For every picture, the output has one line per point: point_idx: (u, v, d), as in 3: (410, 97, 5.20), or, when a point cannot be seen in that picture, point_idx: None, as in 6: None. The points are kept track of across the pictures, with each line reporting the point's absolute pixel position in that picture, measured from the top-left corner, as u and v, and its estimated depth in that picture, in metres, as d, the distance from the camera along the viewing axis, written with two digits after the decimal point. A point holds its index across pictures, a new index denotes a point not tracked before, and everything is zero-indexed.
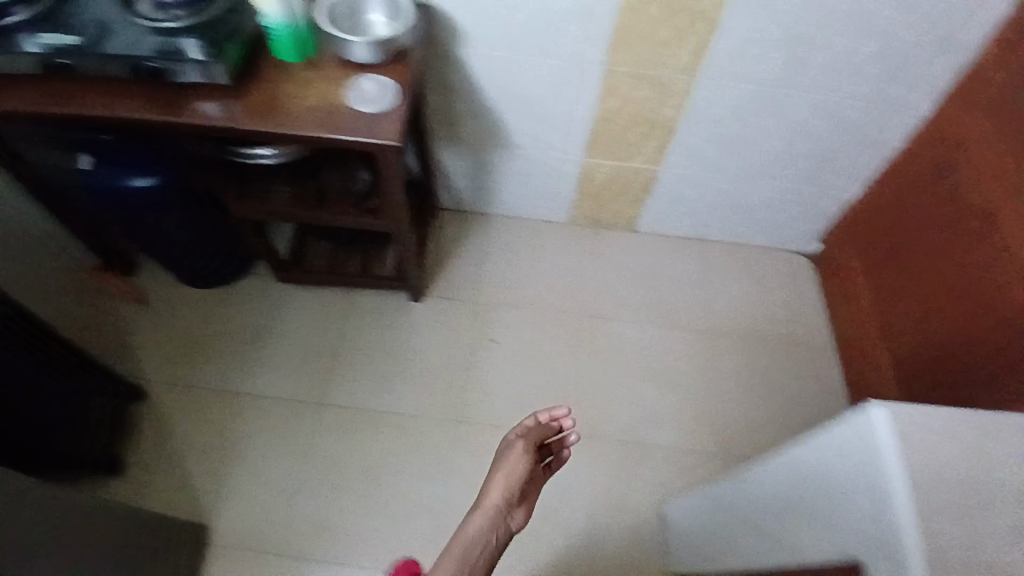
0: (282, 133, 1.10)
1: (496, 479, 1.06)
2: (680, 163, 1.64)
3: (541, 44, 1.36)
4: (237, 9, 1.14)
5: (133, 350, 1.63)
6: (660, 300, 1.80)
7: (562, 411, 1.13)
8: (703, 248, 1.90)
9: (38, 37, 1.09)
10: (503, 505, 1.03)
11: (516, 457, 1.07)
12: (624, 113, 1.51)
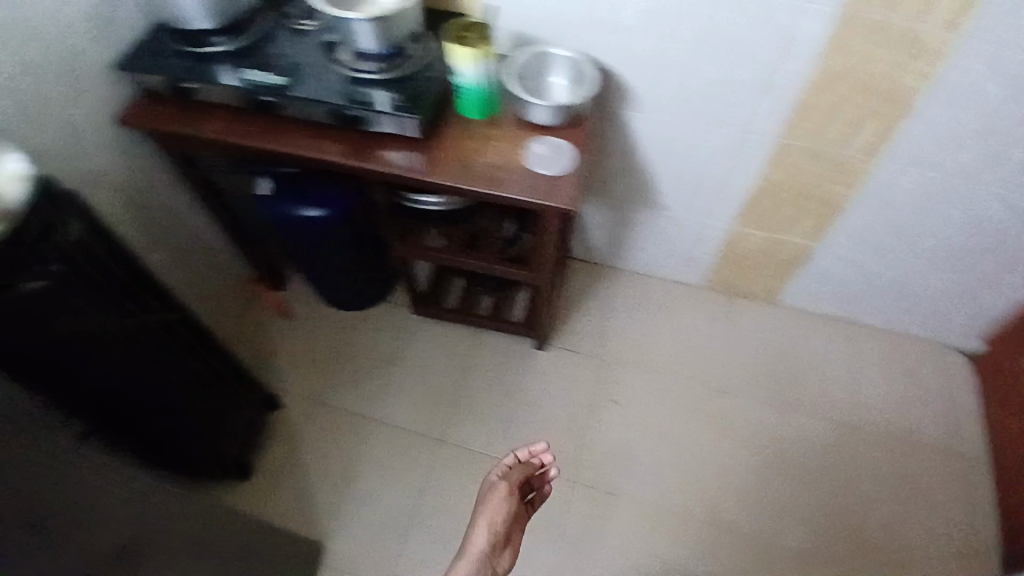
0: (463, 189, 1.13)
1: (480, 524, 1.16)
2: (838, 242, 1.55)
3: (715, 113, 1.33)
4: (427, 65, 1.20)
5: (273, 360, 1.71)
6: (795, 381, 1.70)
7: (538, 446, 1.24)
8: (846, 329, 1.77)
9: (248, 78, 1.16)
10: (493, 542, 1.15)
11: (498, 499, 1.18)
12: (789, 187, 1.44)
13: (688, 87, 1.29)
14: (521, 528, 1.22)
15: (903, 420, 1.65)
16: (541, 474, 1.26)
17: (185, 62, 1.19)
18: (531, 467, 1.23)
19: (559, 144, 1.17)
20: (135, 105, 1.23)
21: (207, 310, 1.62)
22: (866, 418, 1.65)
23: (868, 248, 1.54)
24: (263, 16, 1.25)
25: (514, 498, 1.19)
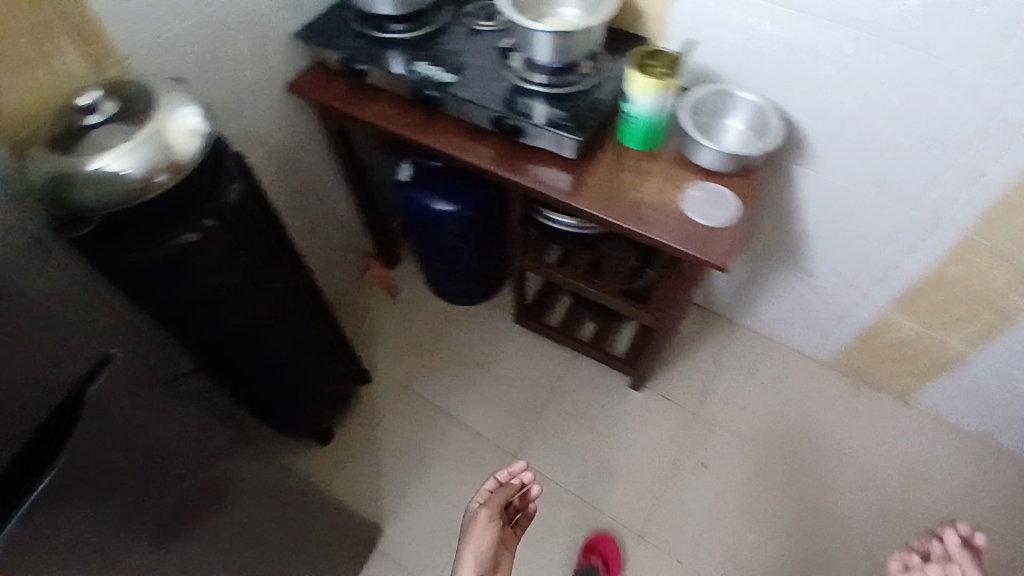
0: (608, 221, 1.08)
1: (465, 554, 1.09)
2: (1005, 358, 1.35)
3: (897, 188, 1.20)
4: (595, 87, 1.17)
5: (371, 335, 1.73)
6: (914, 496, 1.50)
7: (520, 467, 1.18)
8: (984, 454, 1.55)
9: (420, 69, 1.18)
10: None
11: (481, 526, 1.12)
12: (963, 285, 1.28)
13: (877, 153, 1.17)
14: (510, 555, 1.15)
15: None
16: (524, 495, 1.20)
17: (365, 44, 1.23)
18: (513, 489, 1.17)
19: (719, 191, 1.10)
20: (310, 73, 1.27)
21: (320, 275, 1.66)
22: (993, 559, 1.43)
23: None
24: (445, 14, 1.27)
25: (496, 524, 1.13)
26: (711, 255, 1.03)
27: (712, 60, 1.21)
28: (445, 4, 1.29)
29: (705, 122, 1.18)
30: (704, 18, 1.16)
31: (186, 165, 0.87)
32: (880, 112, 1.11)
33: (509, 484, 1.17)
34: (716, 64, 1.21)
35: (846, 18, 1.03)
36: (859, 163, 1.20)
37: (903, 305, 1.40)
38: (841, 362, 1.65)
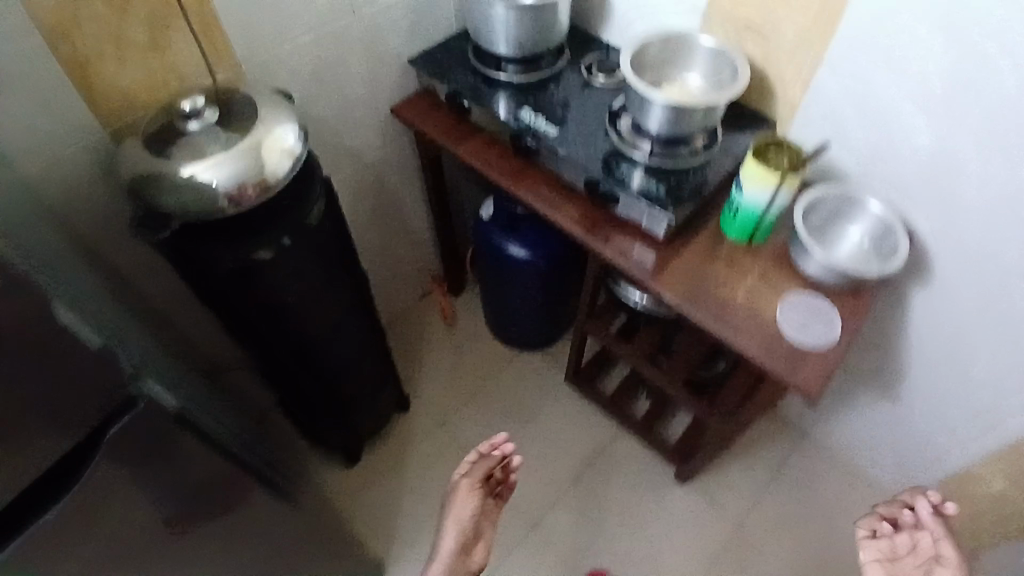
0: (689, 315, 0.99)
1: (449, 524, 1.21)
2: None
3: (1021, 336, 1.07)
4: (703, 167, 1.08)
5: (420, 360, 1.69)
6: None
7: (502, 440, 1.27)
8: None
9: (523, 117, 1.14)
10: (463, 541, 1.21)
11: (461, 497, 1.23)
12: None
13: (1005, 295, 1.04)
14: (492, 523, 1.26)
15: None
16: (507, 465, 1.28)
17: (474, 81, 1.20)
18: (493, 461, 1.25)
19: (821, 303, 1.00)
20: (412, 96, 1.26)
21: (382, 291, 1.64)
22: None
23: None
24: (561, 63, 1.23)
25: (476, 491, 1.23)
26: (797, 377, 0.92)
27: (839, 159, 1.10)
28: (564, 51, 1.25)
29: (821, 223, 1.07)
30: (840, 114, 1.05)
31: (273, 184, 0.86)
32: (1022, 250, 0.98)
33: (489, 456, 1.26)
34: (843, 164, 1.10)
35: (1007, 145, 0.91)
36: (987, 300, 1.07)
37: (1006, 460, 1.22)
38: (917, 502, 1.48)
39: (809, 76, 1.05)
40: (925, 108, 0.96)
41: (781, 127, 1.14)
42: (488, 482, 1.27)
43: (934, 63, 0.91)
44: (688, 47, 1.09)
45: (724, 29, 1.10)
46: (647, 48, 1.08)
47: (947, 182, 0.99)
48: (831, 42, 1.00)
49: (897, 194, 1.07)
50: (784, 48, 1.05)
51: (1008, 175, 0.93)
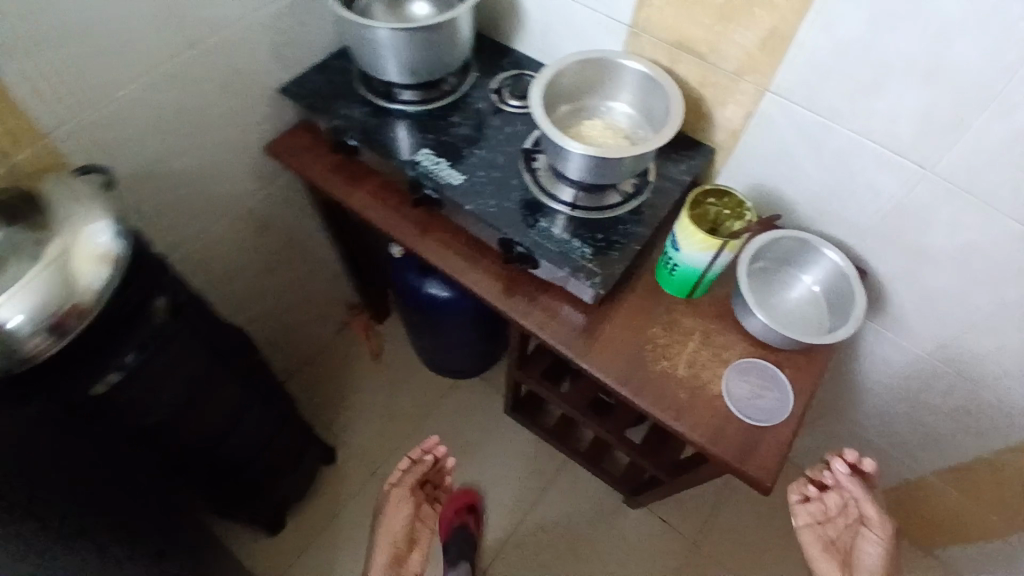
0: (623, 396, 0.86)
1: (380, 536, 1.05)
2: None
3: (979, 368, 0.98)
4: (635, 218, 0.93)
5: (346, 402, 1.55)
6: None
7: (437, 446, 1.15)
8: None
9: (422, 161, 0.97)
10: (402, 550, 1.05)
11: (395, 504, 1.09)
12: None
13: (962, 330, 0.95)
14: (431, 529, 1.12)
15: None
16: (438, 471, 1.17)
17: (364, 115, 1.03)
18: (426, 466, 1.14)
19: (774, 375, 0.88)
20: (294, 134, 1.09)
21: (293, 331, 1.48)
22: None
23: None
24: (467, 86, 1.07)
25: (410, 497, 1.10)
26: (746, 462, 0.82)
27: (790, 194, 0.97)
28: (469, 71, 1.08)
29: (765, 272, 0.95)
30: (790, 147, 0.92)
31: (92, 305, 0.68)
32: (989, 292, 0.89)
33: (422, 463, 1.13)
34: (792, 200, 0.97)
35: (982, 190, 0.79)
36: (940, 338, 0.99)
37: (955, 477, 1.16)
38: None
39: (754, 104, 0.91)
40: (891, 147, 0.83)
41: (722, 158, 1.00)
42: (420, 490, 1.13)
43: (906, 97, 0.78)
44: (611, 70, 0.93)
45: (654, 48, 0.95)
46: (562, 76, 0.92)
47: (913, 222, 0.88)
48: (760, 68, 0.87)
49: (849, 231, 0.95)
50: (724, 71, 0.90)
51: (979, 221, 0.82)
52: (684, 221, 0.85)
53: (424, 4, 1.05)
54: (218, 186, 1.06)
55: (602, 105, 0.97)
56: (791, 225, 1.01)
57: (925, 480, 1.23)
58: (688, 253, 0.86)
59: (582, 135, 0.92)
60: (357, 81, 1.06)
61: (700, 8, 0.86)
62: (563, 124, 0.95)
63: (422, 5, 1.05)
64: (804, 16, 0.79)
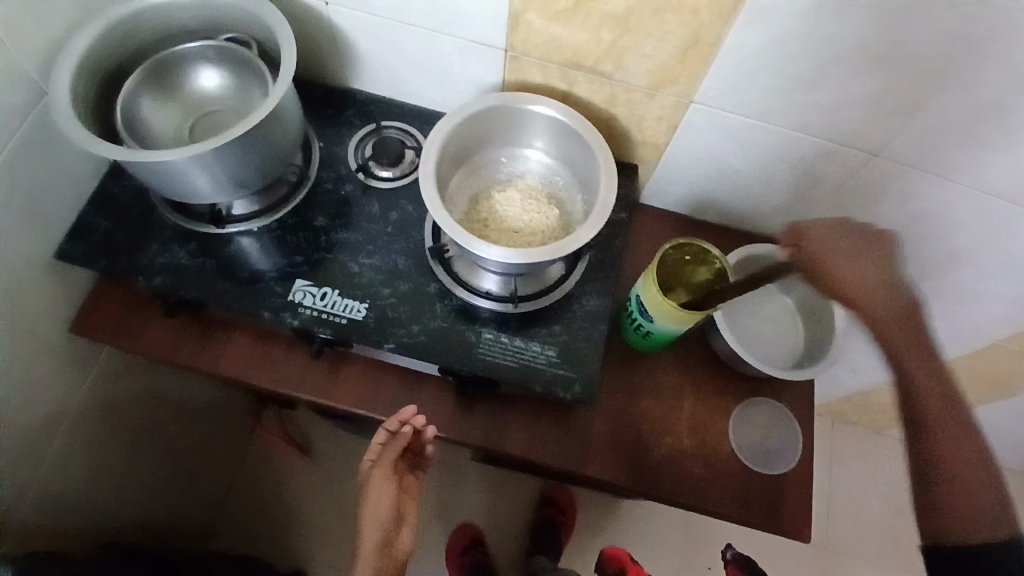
0: (640, 495, 0.76)
1: (365, 521, 0.78)
2: (996, 414, 1.23)
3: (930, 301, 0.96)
4: (586, 288, 0.78)
5: (287, 514, 1.31)
6: (909, 543, 1.38)
7: (419, 419, 0.74)
8: None
9: (304, 303, 0.72)
10: (390, 533, 0.78)
11: (377, 487, 0.78)
12: (978, 371, 1.09)
13: (915, 272, 0.91)
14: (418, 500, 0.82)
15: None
16: (417, 436, 0.78)
17: (193, 257, 0.75)
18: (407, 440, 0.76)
19: (776, 409, 0.81)
20: (105, 302, 0.79)
21: (195, 472, 1.20)
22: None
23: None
24: (315, 169, 0.80)
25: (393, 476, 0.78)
26: (779, 519, 0.75)
27: (726, 193, 0.86)
28: (311, 144, 0.82)
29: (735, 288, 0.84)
30: (723, 149, 0.78)
31: None
32: (939, 248, 0.84)
33: (399, 441, 0.75)
34: (730, 197, 0.86)
35: (939, 167, 0.72)
36: None
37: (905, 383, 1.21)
38: (828, 411, 1.46)
39: (676, 115, 0.76)
40: (834, 138, 0.73)
41: (647, 170, 0.86)
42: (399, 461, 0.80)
43: (849, 87, 0.66)
44: (503, 116, 0.72)
45: (544, 71, 0.75)
46: (447, 147, 0.70)
47: (864, 198, 0.80)
48: (680, 81, 0.71)
49: (799, 216, 0.86)
50: (635, 86, 0.73)
51: (933, 193, 0.76)
52: (653, 295, 0.70)
53: (210, 70, 0.78)
54: (7, 399, 0.75)
55: (501, 155, 0.77)
56: (732, 221, 0.90)
57: (875, 386, 1.26)
58: (667, 325, 0.73)
59: (498, 212, 0.73)
60: (164, 212, 0.77)
61: (594, 24, 0.67)
62: (467, 198, 0.75)
63: (209, 72, 0.78)
64: (732, 16, 0.62)
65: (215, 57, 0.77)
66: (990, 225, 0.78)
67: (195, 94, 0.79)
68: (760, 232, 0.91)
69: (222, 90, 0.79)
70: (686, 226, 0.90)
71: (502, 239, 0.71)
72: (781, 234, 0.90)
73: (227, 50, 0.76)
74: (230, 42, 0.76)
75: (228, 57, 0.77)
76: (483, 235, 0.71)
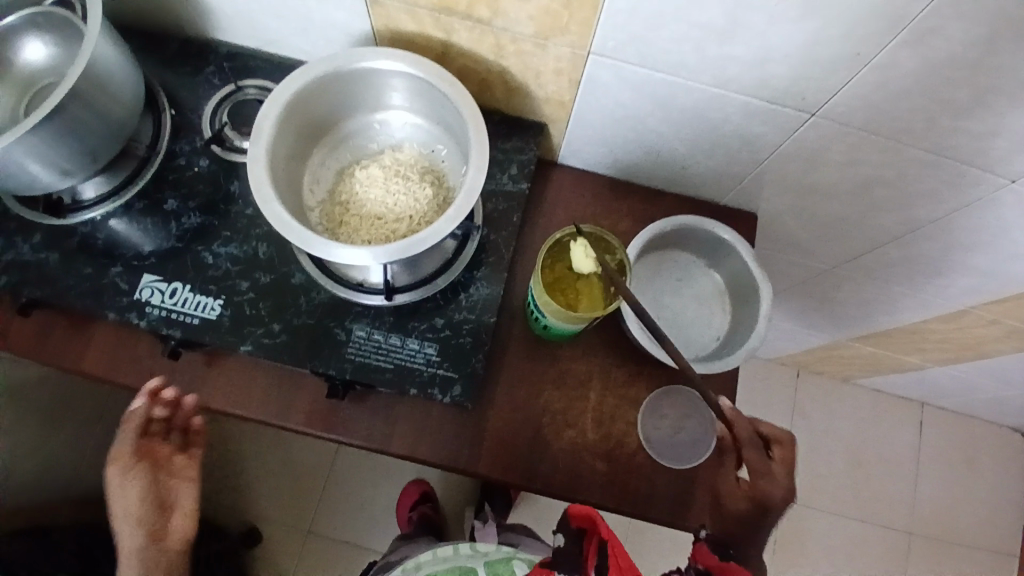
0: (537, 494, 0.70)
1: (118, 522, 0.72)
2: (962, 372, 1.15)
3: (882, 263, 0.86)
4: (476, 273, 0.69)
5: (235, 471, 1.30)
6: (862, 488, 1.35)
7: (168, 391, 0.67)
8: (932, 418, 1.40)
9: (152, 301, 0.66)
10: (154, 526, 0.72)
11: (122, 479, 0.70)
12: (940, 334, 1.00)
13: (864, 230, 0.79)
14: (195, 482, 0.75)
15: (985, 546, 1.34)
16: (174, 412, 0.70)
17: (37, 247, 0.67)
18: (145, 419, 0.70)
19: (691, 397, 0.74)
20: None
21: None
22: (930, 533, 1.34)
23: (1001, 380, 1.14)
24: (167, 142, 0.71)
25: (142, 467, 0.71)
26: (686, 516, 0.70)
27: (649, 154, 0.74)
28: (163, 113, 0.71)
29: (647, 268, 0.75)
30: (633, 105, 0.66)
31: None
32: (895, 217, 0.75)
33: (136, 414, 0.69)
34: (651, 158, 0.74)
35: (886, 128, 0.61)
36: (840, 244, 0.84)
37: (868, 341, 1.11)
38: (792, 361, 1.37)
39: (576, 70, 0.63)
40: (761, 96, 0.60)
41: (556, 128, 0.73)
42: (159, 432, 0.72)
43: (772, 36, 0.53)
44: (356, 80, 0.61)
45: (413, 18, 0.62)
46: (288, 124, 0.60)
47: (800, 157, 0.68)
48: (569, 31, 0.58)
49: (731, 179, 0.74)
50: (521, 35, 0.60)
51: (883, 158, 0.65)
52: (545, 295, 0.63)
53: (37, 41, 0.69)
54: None
55: (372, 119, 0.66)
56: (662, 184, 0.79)
57: (834, 342, 1.17)
58: (566, 325, 0.65)
59: (358, 194, 0.63)
60: (3, 204, 0.68)
61: None
62: (332, 176, 0.65)
63: (34, 43, 0.69)
64: None
65: (38, 25, 0.68)
66: (951, 191, 0.67)
67: (23, 69, 0.69)
68: (694, 194, 0.79)
69: (55, 61, 0.69)
70: (609, 191, 0.78)
71: (363, 228, 0.61)
72: (716, 198, 0.79)
73: (50, 13, 0.67)
74: (53, 4, 0.66)
75: (53, 21, 0.67)
76: (341, 223, 0.62)
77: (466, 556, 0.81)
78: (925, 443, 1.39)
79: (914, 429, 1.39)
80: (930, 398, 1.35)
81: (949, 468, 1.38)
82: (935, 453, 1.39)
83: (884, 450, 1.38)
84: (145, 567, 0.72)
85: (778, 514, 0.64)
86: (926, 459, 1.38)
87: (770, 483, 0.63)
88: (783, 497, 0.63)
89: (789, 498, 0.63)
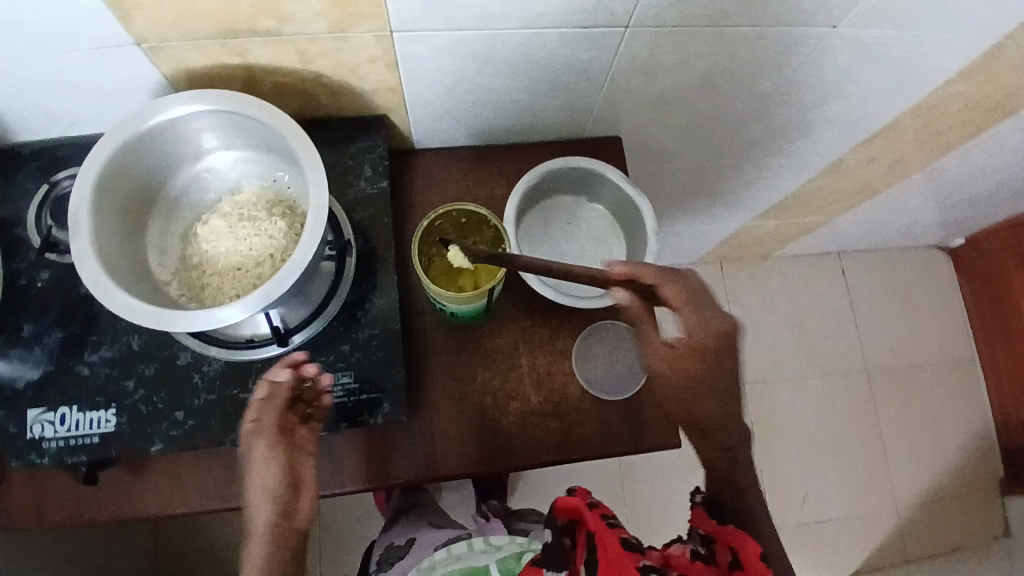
0: (503, 474, 0.70)
1: (256, 497, 0.56)
2: (860, 214, 1.21)
3: (750, 142, 0.88)
4: (367, 287, 0.67)
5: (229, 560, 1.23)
6: (814, 349, 1.42)
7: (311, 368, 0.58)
8: (853, 264, 1.48)
9: (45, 435, 0.61)
10: (286, 502, 0.57)
11: (262, 459, 0.56)
12: (827, 188, 1.04)
13: (721, 119, 0.81)
14: None
15: (931, 359, 1.45)
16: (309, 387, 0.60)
17: None
18: (288, 391, 0.58)
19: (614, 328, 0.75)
20: None
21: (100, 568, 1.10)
22: (883, 366, 1.43)
23: (898, 209, 1.21)
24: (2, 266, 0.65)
25: (280, 441, 0.57)
26: (645, 441, 0.71)
27: (498, 111, 0.72)
28: None
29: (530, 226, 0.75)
30: (458, 69, 0.64)
31: None
32: (744, 98, 0.77)
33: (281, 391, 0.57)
34: (500, 115, 0.73)
35: (703, 17, 0.61)
36: (707, 137, 0.86)
37: (770, 216, 1.15)
38: (717, 256, 1.40)
39: (388, 53, 0.60)
40: (574, 22, 0.59)
41: (396, 116, 0.71)
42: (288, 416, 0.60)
43: None
44: (162, 137, 0.57)
45: (202, 51, 0.58)
46: (106, 205, 0.55)
47: (635, 69, 0.68)
48: (363, 17, 0.55)
49: (583, 111, 0.74)
50: (319, 34, 0.57)
51: (709, 47, 0.66)
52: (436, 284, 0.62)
53: None
54: None
55: (200, 169, 0.62)
56: (522, 136, 0.77)
57: (742, 227, 1.21)
58: (471, 305, 0.64)
59: (210, 252, 0.60)
60: None
61: None
62: (179, 240, 0.62)
63: None
64: None
65: None
66: (781, 57, 0.69)
67: None
68: (554, 136, 0.79)
69: None
70: (472, 160, 0.77)
71: (227, 283, 0.58)
72: (578, 133, 0.78)
73: None
74: None
75: None
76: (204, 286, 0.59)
77: (479, 551, 0.81)
78: (855, 288, 1.47)
79: (840, 279, 1.47)
80: (844, 246, 1.42)
81: (882, 303, 1.47)
82: (867, 293, 1.47)
83: (823, 308, 1.45)
84: (274, 551, 0.55)
85: (717, 350, 0.60)
86: (861, 302, 1.46)
87: (696, 318, 0.59)
88: (715, 327, 0.59)
89: (724, 327, 0.60)
